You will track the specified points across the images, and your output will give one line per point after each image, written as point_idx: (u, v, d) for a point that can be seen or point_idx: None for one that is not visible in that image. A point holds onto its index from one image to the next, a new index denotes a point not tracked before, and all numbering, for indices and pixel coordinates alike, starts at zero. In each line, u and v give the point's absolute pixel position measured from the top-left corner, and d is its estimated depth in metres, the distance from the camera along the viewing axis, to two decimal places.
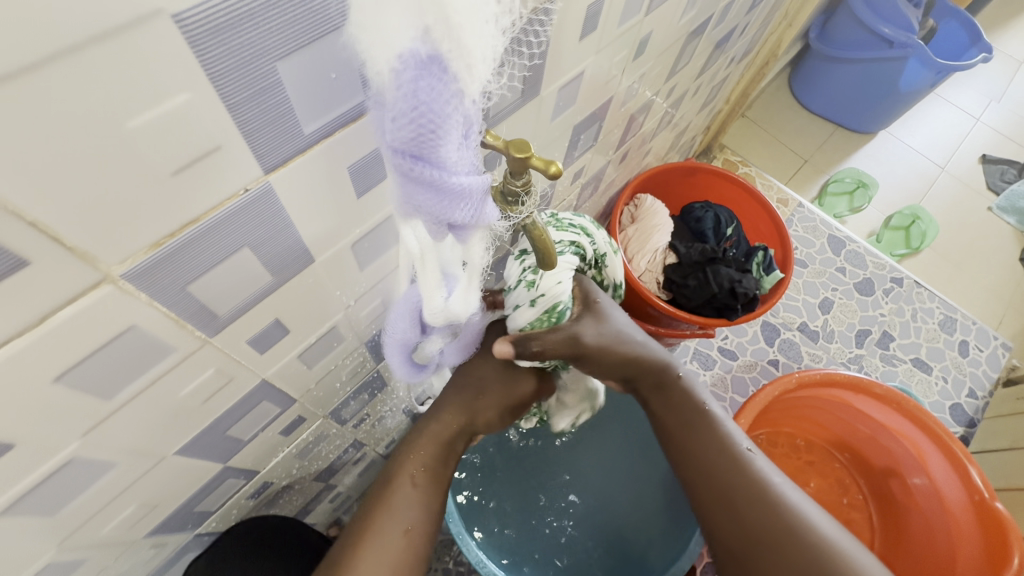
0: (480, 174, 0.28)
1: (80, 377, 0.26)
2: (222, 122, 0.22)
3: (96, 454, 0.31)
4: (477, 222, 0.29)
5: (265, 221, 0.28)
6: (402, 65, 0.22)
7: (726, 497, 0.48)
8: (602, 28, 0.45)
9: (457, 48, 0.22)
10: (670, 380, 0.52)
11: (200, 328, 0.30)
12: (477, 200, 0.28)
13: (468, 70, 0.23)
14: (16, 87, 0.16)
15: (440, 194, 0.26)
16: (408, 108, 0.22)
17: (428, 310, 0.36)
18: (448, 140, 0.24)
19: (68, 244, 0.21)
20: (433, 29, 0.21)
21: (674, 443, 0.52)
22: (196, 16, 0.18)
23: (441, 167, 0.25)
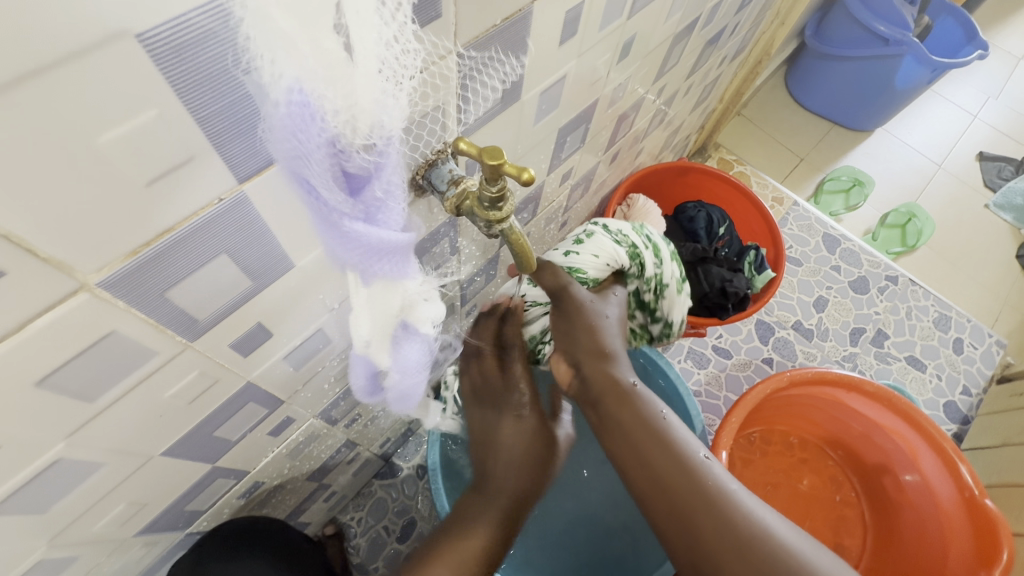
0: (390, 221, 0.30)
1: (61, 381, 0.26)
2: (193, 134, 0.22)
3: (81, 456, 0.32)
4: (381, 262, 0.31)
5: (242, 228, 0.29)
6: (286, 107, 0.22)
7: (688, 508, 0.46)
8: (583, 31, 0.46)
9: (334, 93, 0.23)
10: (625, 387, 0.53)
11: (181, 333, 0.31)
12: (375, 241, 0.29)
13: (345, 116, 0.24)
14: None
15: (331, 229, 0.28)
16: (284, 141, 0.23)
17: (353, 333, 0.35)
18: (327, 181, 0.26)
19: (43, 255, 0.21)
20: (308, 79, 0.22)
21: (631, 454, 0.50)
22: (158, 35, 0.19)
23: (326, 205, 0.27)
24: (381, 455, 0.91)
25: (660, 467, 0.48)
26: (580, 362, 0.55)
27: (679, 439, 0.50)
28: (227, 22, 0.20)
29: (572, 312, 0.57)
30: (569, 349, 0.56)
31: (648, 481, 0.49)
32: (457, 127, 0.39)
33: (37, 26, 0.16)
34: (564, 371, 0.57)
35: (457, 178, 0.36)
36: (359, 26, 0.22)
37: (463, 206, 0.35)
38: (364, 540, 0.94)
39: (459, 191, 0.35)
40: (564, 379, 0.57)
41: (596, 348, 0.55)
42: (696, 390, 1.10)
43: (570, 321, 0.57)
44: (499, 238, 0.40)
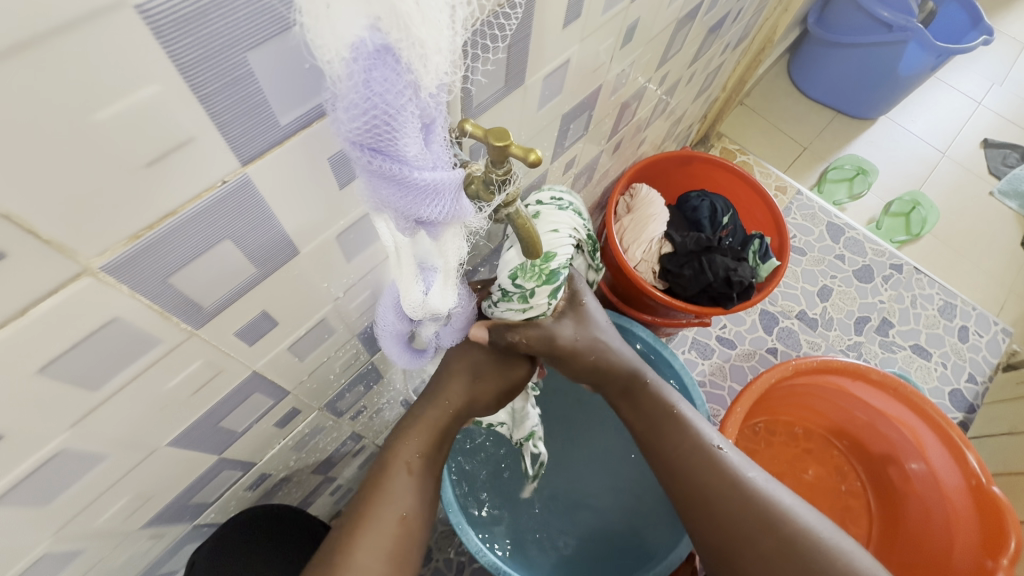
0: (444, 163, 0.29)
1: (64, 369, 0.26)
2: (194, 113, 0.22)
3: (85, 447, 0.32)
4: (448, 214, 0.30)
5: (244, 212, 0.28)
6: (352, 58, 0.22)
7: (706, 498, 0.50)
8: (586, 15, 0.45)
9: (409, 33, 0.22)
10: (640, 386, 0.54)
11: (185, 320, 0.30)
12: (445, 189, 0.29)
13: (421, 57, 0.23)
14: None
15: (403, 186, 0.27)
16: (362, 107, 0.23)
17: (406, 303, 0.39)
18: (405, 132, 0.25)
19: (43, 236, 0.21)
20: (382, 20, 0.22)
21: (654, 449, 0.54)
22: (160, 7, 0.18)
23: (400, 161, 0.26)
24: (385, 449, 0.91)
25: (682, 457, 0.52)
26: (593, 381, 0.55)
27: (698, 431, 0.53)
28: None
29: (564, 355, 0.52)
30: (581, 374, 0.54)
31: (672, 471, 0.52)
32: (460, 110, 0.38)
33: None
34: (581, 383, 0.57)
35: (462, 161, 0.35)
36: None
37: (468, 188, 0.34)
38: None
39: (465, 173, 0.34)
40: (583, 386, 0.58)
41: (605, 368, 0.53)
42: (701, 380, 1.10)
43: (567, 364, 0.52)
44: (503, 221, 0.39)
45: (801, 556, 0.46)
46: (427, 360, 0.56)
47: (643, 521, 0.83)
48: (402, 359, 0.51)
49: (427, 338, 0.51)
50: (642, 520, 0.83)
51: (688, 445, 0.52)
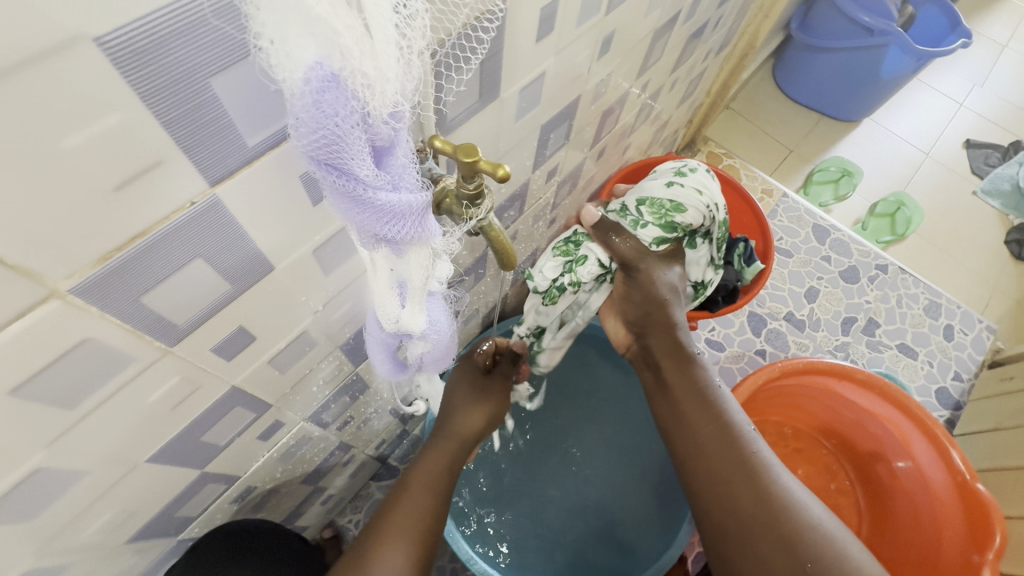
0: (409, 185, 0.30)
1: (38, 389, 0.26)
2: (161, 137, 0.22)
3: (63, 465, 0.32)
4: (410, 235, 0.31)
5: (216, 231, 0.29)
6: (304, 82, 0.22)
7: (727, 477, 0.49)
8: (560, 28, 0.46)
9: (357, 63, 0.23)
10: (685, 354, 0.59)
11: (160, 338, 0.31)
12: (405, 211, 0.30)
13: (369, 84, 0.24)
14: None
15: (360, 204, 0.28)
16: (314, 129, 0.24)
17: (383, 315, 0.39)
18: (357, 155, 0.26)
19: (12, 262, 0.21)
20: (333, 50, 0.22)
21: (683, 422, 0.54)
22: (119, 38, 0.19)
23: (356, 180, 0.27)
24: (376, 458, 0.91)
25: (708, 441, 0.52)
26: (643, 334, 0.63)
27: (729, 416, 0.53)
28: (194, 21, 0.20)
29: (640, 279, 0.64)
30: (635, 313, 0.64)
31: (696, 450, 0.52)
32: (433, 127, 0.39)
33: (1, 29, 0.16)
34: (626, 337, 0.67)
35: (436, 176, 0.36)
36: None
37: (442, 203, 0.35)
38: None
39: (438, 189, 0.35)
40: (627, 343, 0.67)
41: (658, 321, 0.62)
42: None
43: (635, 287, 0.64)
44: (479, 233, 0.40)
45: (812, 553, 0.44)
46: (411, 375, 0.57)
47: (633, 522, 0.84)
48: (383, 368, 0.52)
49: (413, 355, 0.51)
50: (634, 523, 0.84)
51: (715, 423, 0.53)
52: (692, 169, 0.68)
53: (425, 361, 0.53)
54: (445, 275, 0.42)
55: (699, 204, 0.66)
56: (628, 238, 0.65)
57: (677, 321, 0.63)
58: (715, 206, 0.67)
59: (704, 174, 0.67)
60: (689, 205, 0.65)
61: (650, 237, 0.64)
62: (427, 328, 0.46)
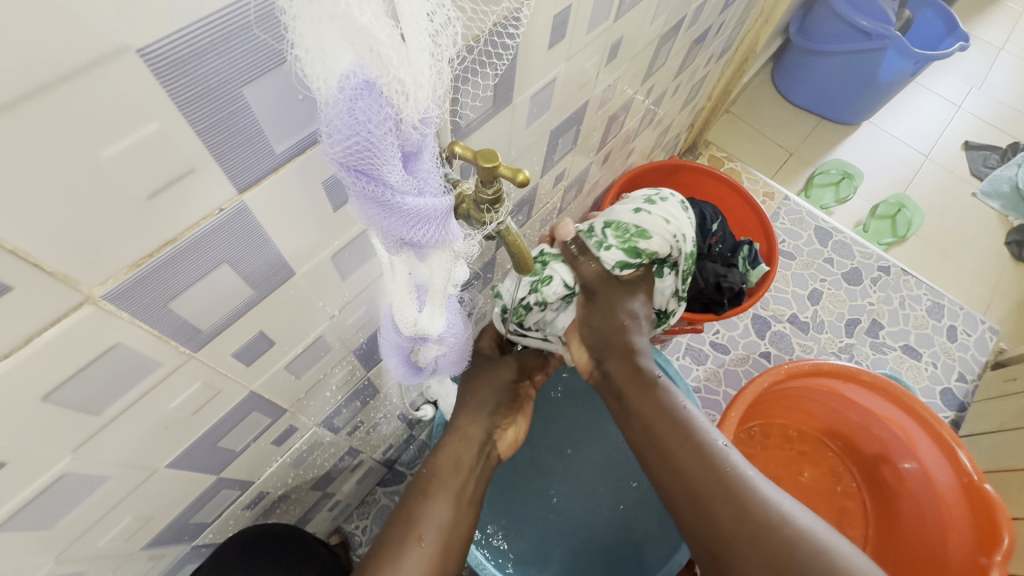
0: (435, 190, 0.30)
1: (67, 396, 0.27)
2: (194, 146, 0.23)
3: (87, 470, 0.32)
4: (434, 238, 0.31)
5: (243, 237, 0.29)
6: (339, 88, 0.23)
7: (703, 493, 0.49)
8: (571, 35, 0.46)
9: (391, 73, 0.23)
10: (648, 378, 0.57)
11: (184, 343, 0.31)
12: (430, 215, 0.30)
13: (404, 91, 0.24)
14: (7, 117, 0.17)
15: (387, 208, 0.28)
16: (346, 134, 0.24)
17: (400, 319, 0.40)
18: (387, 160, 0.26)
19: (49, 268, 0.22)
20: (368, 60, 0.23)
21: (654, 446, 0.53)
22: (160, 49, 0.19)
23: (383, 185, 0.27)
24: (384, 463, 0.91)
25: (684, 457, 0.51)
26: (604, 360, 0.60)
27: (699, 431, 0.52)
28: (233, 31, 0.21)
29: (602, 304, 0.63)
30: (593, 343, 0.61)
31: (669, 469, 0.51)
32: (450, 133, 0.39)
33: (52, 40, 0.17)
34: (587, 363, 0.62)
35: (453, 181, 0.37)
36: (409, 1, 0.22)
37: (460, 208, 0.36)
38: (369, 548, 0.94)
39: (456, 194, 0.36)
40: (587, 370, 0.63)
41: (622, 344, 0.59)
42: (695, 386, 1.11)
43: (597, 310, 0.62)
44: (495, 238, 0.41)
45: (798, 554, 0.45)
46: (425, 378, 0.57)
47: (642, 525, 0.84)
48: (397, 373, 0.52)
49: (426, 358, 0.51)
50: (646, 527, 0.83)
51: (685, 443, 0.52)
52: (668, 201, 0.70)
53: (438, 364, 0.54)
54: (463, 278, 0.42)
55: (665, 231, 0.67)
56: (593, 259, 0.65)
57: (641, 347, 0.60)
58: (681, 237, 0.68)
59: (673, 206, 0.70)
60: (655, 232, 0.67)
61: (614, 258, 0.64)
62: (443, 331, 0.46)
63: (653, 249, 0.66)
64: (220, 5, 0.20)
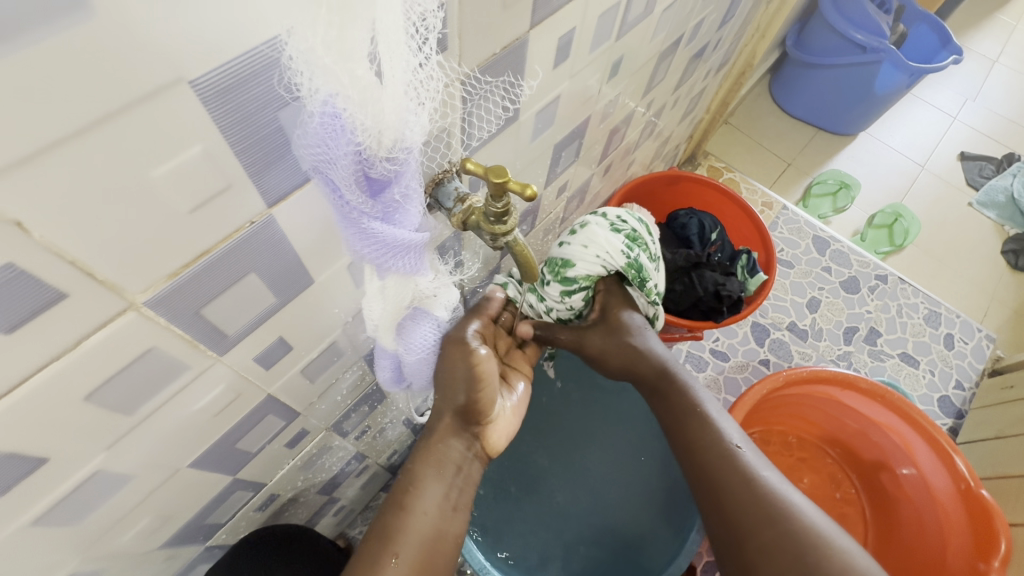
0: (398, 214, 0.32)
1: (106, 396, 0.29)
2: (233, 164, 0.25)
3: (118, 468, 0.34)
4: (388, 258, 0.33)
5: (269, 247, 0.31)
6: (318, 109, 0.25)
7: (718, 491, 0.51)
8: (574, 55, 0.49)
9: (363, 112, 0.25)
10: (658, 377, 0.59)
11: (211, 348, 0.33)
12: (388, 239, 0.32)
13: (369, 129, 0.26)
14: (79, 142, 0.19)
15: (344, 221, 0.30)
16: (316, 145, 0.25)
17: (365, 317, 0.40)
18: (350, 183, 0.28)
19: (99, 277, 0.23)
20: (347, 95, 0.24)
21: (679, 441, 0.56)
22: (207, 79, 0.21)
23: (343, 202, 0.29)
24: (388, 468, 0.92)
25: (704, 450, 0.53)
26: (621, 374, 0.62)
27: (718, 429, 0.54)
28: (269, 63, 0.23)
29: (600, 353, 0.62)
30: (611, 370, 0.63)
31: (691, 461, 0.54)
32: (461, 148, 0.41)
33: (118, 71, 0.19)
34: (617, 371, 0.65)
35: (463, 195, 0.39)
36: (390, 53, 0.24)
37: (470, 220, 0.38)
38: None
39: (466, 208, 0.38)
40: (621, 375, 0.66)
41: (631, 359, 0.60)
42: None
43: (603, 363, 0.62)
44: (503, 249, 0.43)
45: (805, 559, 0.45)
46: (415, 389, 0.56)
47: (641, 526, 0.86)
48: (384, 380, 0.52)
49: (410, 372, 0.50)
50: (645, 530, 0.85)
51: (709, 437, 0.54)
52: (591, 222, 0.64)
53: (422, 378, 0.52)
54: (451, 301, 0.44)
55: (590, 256, 0.62)
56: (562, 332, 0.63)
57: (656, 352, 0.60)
58: (610, 253, 0.63)
59: (597, 225, 0.64)
60: (581, 260, 0.63)
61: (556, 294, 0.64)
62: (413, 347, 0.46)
63: (589, 274, 0.63)
64: (239, 50, 0.22)
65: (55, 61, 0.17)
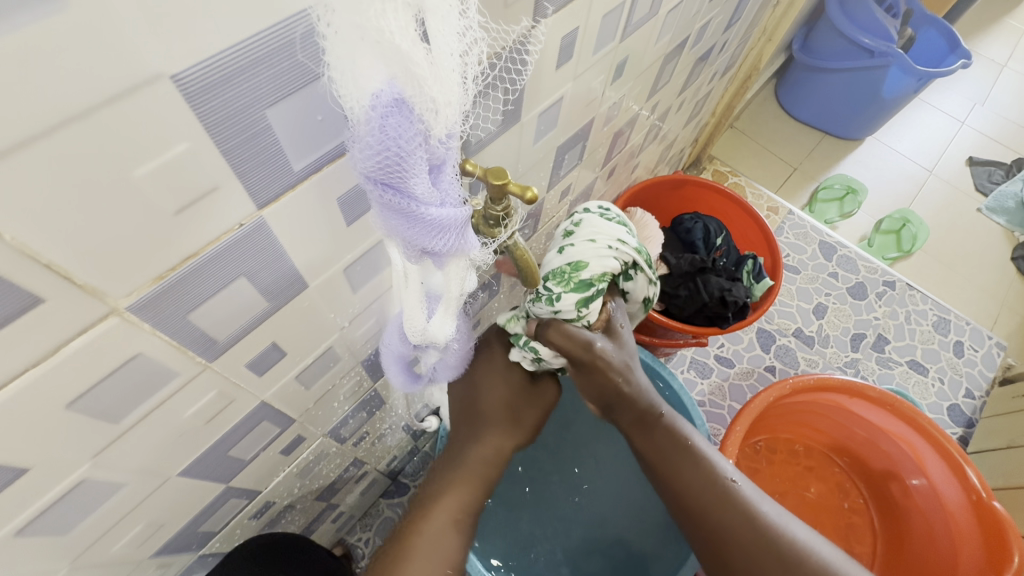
0: (455, 201, 0.32)
1: (89, 403, 0.28)
2: (219, 165, 0.24)
3: (105, 477, 0.33)
4: (453, 248, 0.32)
5: (261, 251, 0.30)
6: (371, 105, 0.24)
7: (722, 539, 0.49)
8: (578, 55, 0.48)
9: (422, 91, 0.25)
10: (652, 418, 0.51)
11: (201, 353, 0.32)
12: (450, 225, 0.31)
13: (432, 107, 0.26)
14: (51, 141, 0.18)
15: (409, 219, 0.29)
16: (379, 145, 0.25)
17: (409, 328, 0.40)
18: (415, 173, 0.27)
19: (79, 281, 0.23)
20: (399, 77, 0.24)
21: (669, 484, 0.52)
22: (191, 75, 0.20)
23: (409, 196, 0.28)
24: (387, 474, 0.91)
25: (699, 495, 0.50)
26: (608, 408, 0.52)
27: (713, 465, 0.51)
28: (264, 55, 0.22)
29: (591, 371, 0.47)
30: (593, 398, 0.51)
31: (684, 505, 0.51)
32: (461, 150, 0.40)
33: (93, 64, 0.18)
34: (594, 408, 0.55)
35: (462, 197, 0.38)
36: (440, 24, 0.24)
37: (469, 223, 0.37)
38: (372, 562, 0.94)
39: (465, 210, 0.37)
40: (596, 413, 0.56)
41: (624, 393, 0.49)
42: (700, 400, 1.11)
43: (588, 379, 0.48)
44: (503, 252, 0.42)
45: None
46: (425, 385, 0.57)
47: (651, 543, 0.82)
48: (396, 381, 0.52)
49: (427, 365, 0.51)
50: (654, 546, 0.81)
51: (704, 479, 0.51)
52: (585, 215, 0.52)
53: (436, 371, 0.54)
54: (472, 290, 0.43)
55: (599, 247, 0.48)
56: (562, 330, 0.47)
57: (642, 386, 0.50)
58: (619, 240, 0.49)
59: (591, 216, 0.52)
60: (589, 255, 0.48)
61: (572, 305, 0.46)
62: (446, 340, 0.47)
63: (606, 271, 0.48)
64: (248, 32, 0.21)
65: (26, 57, 0.16)
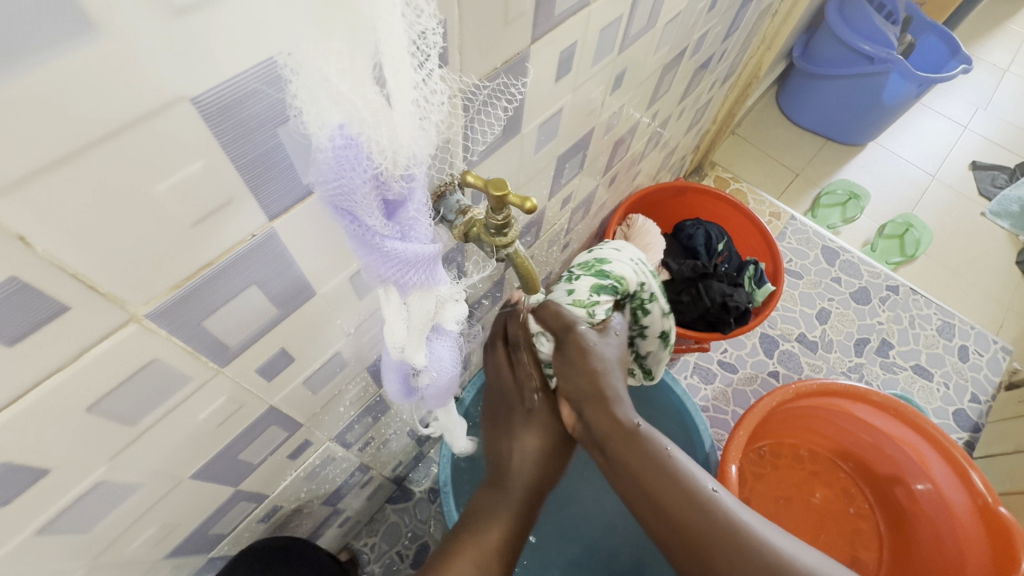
0: (416, 236, 0.33)
1: (108, 407, 0.29)
2: (234, 179, 0.25)
3: (120, 479, 0.34)
4: (410, 279, 0.34)
5: (272, 261, 0.31)
6: (328, 141, 0.25)
7: (700, 542, 0.49)
8: (577, 68, 0.49)
9: (375, 134, 0.26)
10: (630, 431, 0.51)
11: (214, 359, 0.33)
12: (408, 257, 0.32)
13: (383, 150, 0.27)
14: (78, 160, 0.20)
15: (366, 247, 0.30)
16: (332, 180, 0.26)
17: (389, 341, 0.40)
18: (367, 208, 0.28)
19: (102, 289, 0.24)
20: (355, 120, 0.25)
21: (649, 506, 0.51)
22: (208, 98, 0.22)
23: (364, 228, 0.29)
24: (393, 479, 0.92)
25: (682, 513, 0.50)
26: (584, 410, 0.52)
27: (694, 481, 0.51)
28: (247, 97, 0.23)
29: (573, 355, 0.51)
30: (569, 396, 0.52)
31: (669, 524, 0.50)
32: (463, 162, 0.42)
33: (116, 88, 0.19)
34: (568, 413, 0.54)
35: (464, 207, 0.39)
36: (395, 74, 0.25)
37: (471, 232, 0.38)
38: (377, 566, 0.95)
39: (467, 219, 0.38)
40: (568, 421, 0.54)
41: (599, 396, 0.50)
42: (703, 406, 1.11)
43: (571, 367, 0.51)
44: (504, 260, 0.43)
45: None
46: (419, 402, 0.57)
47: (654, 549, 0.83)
48: (392, 393, 0.52)
49: (422, 383, 0.51)
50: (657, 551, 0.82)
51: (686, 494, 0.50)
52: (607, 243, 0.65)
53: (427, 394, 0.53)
54: (458, 318, 0.43)
55: (623, 259, 0.62)
56: (558, 310, 0.53)
57: (620, 393, 0.51)
58: (639, 263, 0.62)
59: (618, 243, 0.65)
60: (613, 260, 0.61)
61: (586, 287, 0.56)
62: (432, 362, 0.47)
63: (623, 275, 0.60)
64: (258, 59, 0.22)
65: (63, 83, 0.18)
